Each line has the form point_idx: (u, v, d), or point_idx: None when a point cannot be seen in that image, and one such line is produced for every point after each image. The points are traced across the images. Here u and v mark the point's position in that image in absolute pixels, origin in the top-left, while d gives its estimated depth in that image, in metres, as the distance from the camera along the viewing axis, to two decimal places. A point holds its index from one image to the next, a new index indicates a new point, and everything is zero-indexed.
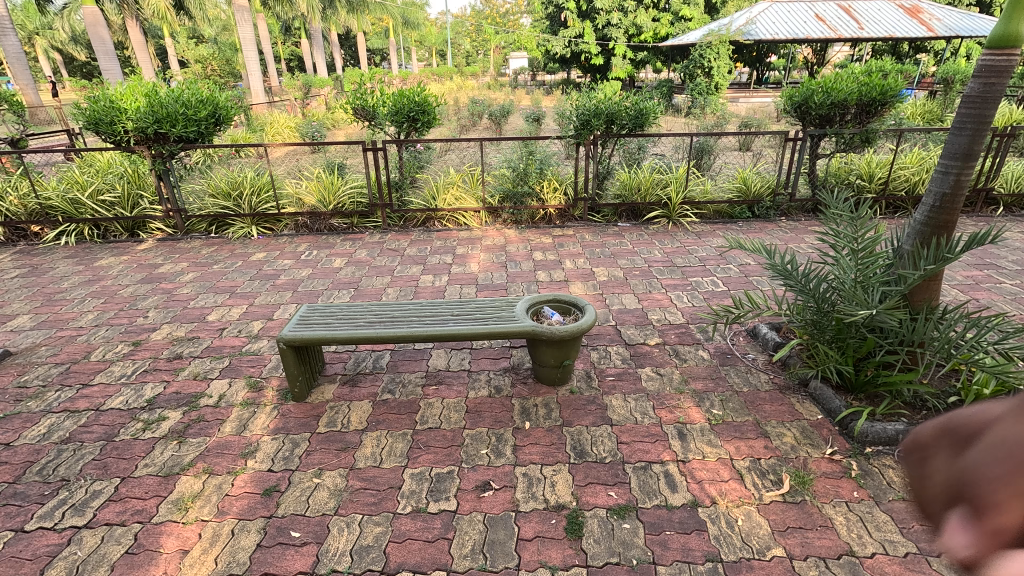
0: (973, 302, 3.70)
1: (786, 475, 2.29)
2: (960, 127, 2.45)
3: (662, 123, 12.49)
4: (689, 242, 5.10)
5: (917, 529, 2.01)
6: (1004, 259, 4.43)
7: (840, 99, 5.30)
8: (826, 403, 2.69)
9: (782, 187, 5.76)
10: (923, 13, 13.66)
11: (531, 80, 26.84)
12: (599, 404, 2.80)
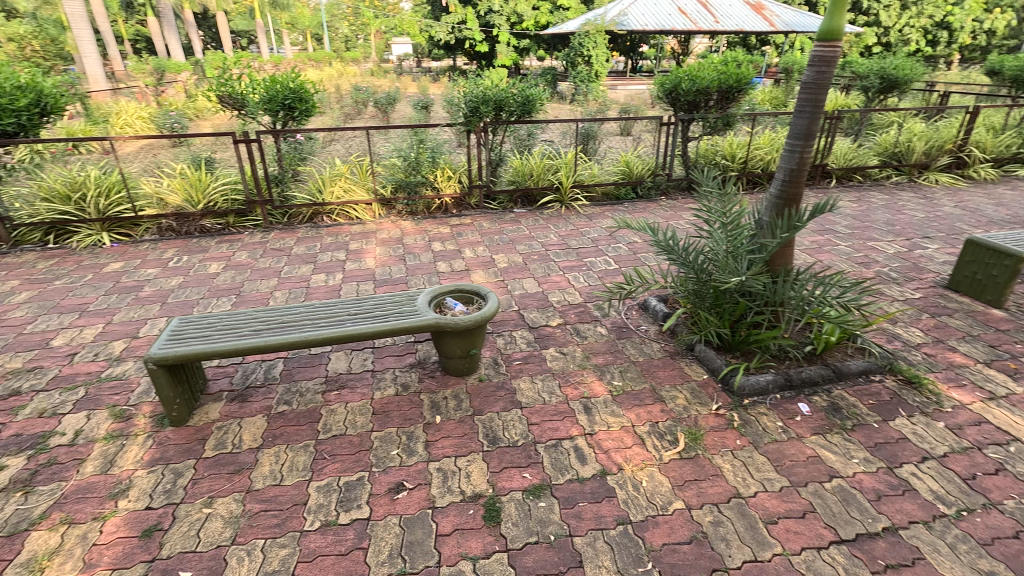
0: (818, 263, 4.29)
1: (681, 434, 2.49)
2: (801, 110, 2.77)
3: (549, 110, 12.83)
4: (581, 224, 5.33)
5: (789, 465, 2.30)
6: (839, 225, 5.17)
7: (704, 87, 5.81)
8: (709, 363, 2.96)
9: (660, 168, 6.20)
10: (766, 9, 15.14)
11: (417, 67, 26.23)
12: (508, 389, 2.83)
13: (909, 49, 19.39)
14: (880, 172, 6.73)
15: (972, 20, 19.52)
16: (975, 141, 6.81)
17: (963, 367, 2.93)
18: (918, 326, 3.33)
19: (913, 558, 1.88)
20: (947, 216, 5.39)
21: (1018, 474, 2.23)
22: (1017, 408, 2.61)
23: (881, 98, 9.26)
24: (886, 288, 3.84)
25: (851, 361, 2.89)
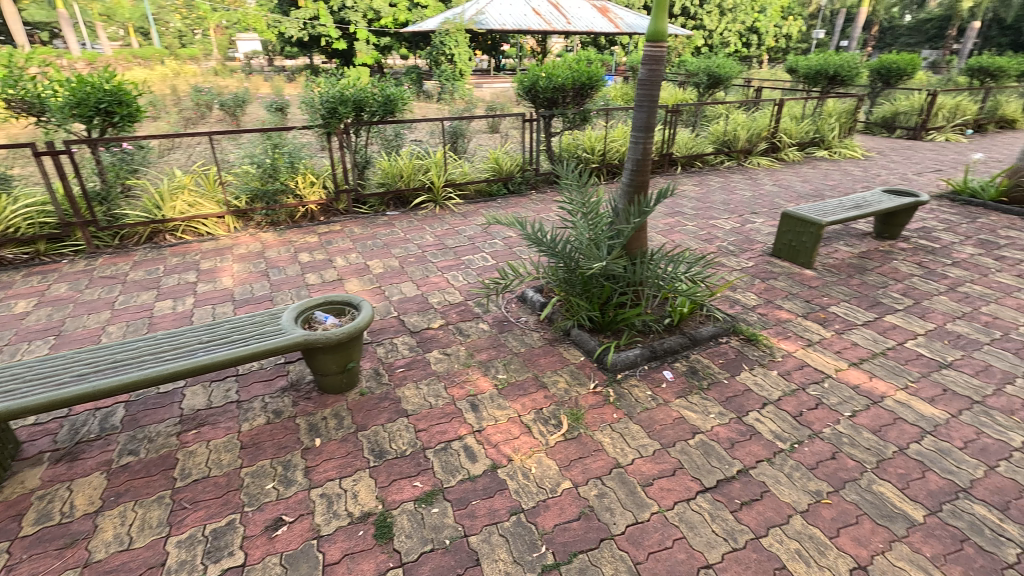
0: (671, 243, 4.75)
1: (564, 416, 2.60)
2: (640, 105, 3.03)
3: (417, 109, 12.65)
4: (456, 222, 5.33)
5: (659, 430, 2.52)
6: (686, 207, 5.78)
7: (560, 84, 6.16)
8: (585, 345, 3.13)
9: (528, 163, 6.42)
10: (611, 12, 16.50)
11: (268, 65, 24.29)
12: (392, 399, 2.74)
13: (729, 49, 22.27)
14: (714, 158, 7.64)
15: (774, 25, 22.98)
16: (783, 128, 8.03)
17: (787, 321, 3.44)
18: (752, 291, 3.84)
19: (762, 492, 2.17)
20: (768, 193, 6.29)
21: (832, 405, 2.68)
22: (828, 350, 3.14)
23: (710, 93, 10.51)
24: (726, 259, 4.38)
25: (702, 328, 3.25)
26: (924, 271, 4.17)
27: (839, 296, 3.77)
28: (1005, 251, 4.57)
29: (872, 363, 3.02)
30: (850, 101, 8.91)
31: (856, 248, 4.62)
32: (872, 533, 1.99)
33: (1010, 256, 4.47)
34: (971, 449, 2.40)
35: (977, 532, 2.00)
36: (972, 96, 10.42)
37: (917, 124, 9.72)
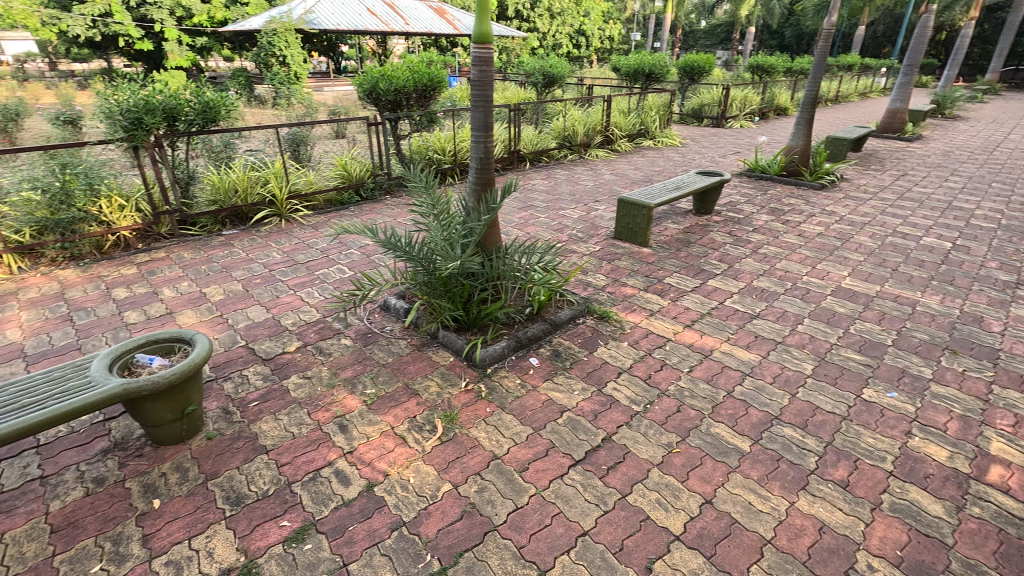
0: (527, 235, 4.97)
1: (438, 420, 2.58)
2: (476, 105, 3.11)
3: (249, 117, 11.54)
4: (306, 236, 4.99)
5: (530, 415, 2.62)
6: (537, 200, 6.09)
7: (400, 86, 6.09)
8: (452, 345, 3.14)
9: (378, 168, 6.23)
10: (447, 14, 16.73)
11: (50, 69, 20.33)
12: (246, 437, 2.48)
13: (563, 50, 23.91)
14: (559, 152, 8.15)
15: (597, 28, 25.17)
16: (614, 122, 8.85)
17: (633, 296, 3.81)
18: (601, 272, 4.18)
19: (624, 454, 2.38)
20: (607, 182, 6.88)
21: (674, 365, 3.03)
22: (667, 317, 3.54)
23: (549, 91, 11.18)
24: (576, 246, 4.70)
25: (561, 313, 3.46)
26: (734, 239, 4.91)
27: (672, 268, 4.27)
28: (788, 216, 5.57)
29: (702, 322, 3.48)
30: (665, 96, 10.12)
31: (681, 224, 5.27)
32: (713, 469, 2.30)
33: (792, 220, 5.46)
34: (778, 382, 2.89)
35: (788, 449, 2.41)
36: (754, 89, 12.51)
37: (718, 114, 11.39)
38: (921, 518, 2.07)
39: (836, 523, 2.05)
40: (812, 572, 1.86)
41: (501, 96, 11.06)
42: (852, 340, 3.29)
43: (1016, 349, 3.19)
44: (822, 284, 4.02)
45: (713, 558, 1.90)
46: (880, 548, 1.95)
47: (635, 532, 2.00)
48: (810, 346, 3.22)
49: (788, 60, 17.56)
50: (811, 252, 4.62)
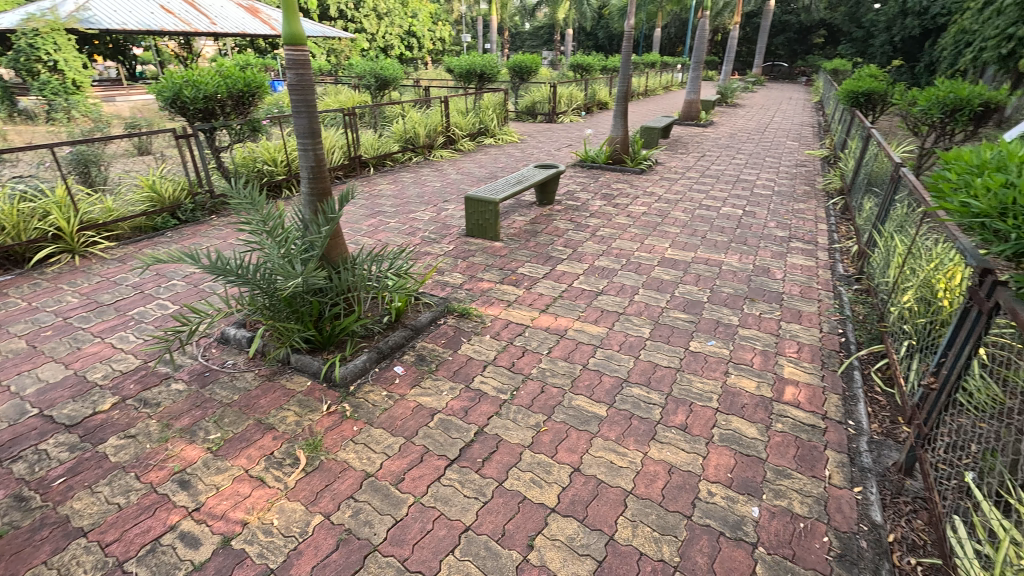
0: (378, 243, 4.82)
1: (300, 450, 2.40)
2: (298, 111, 2.92)
3: (13, 135, 9.41)
4: (112, 271, 4.24)
5: (401, 425, 2.56)
6: (386, 205, 5.94)
7: (211, 93, 5.46)
8: (308, 368, 2.93)
9: (197, 186, 5.53)
10: (261, 14, 15.43)
11: None
12: (52, 523, 2.04)
13: (395, 52, 23.55)
14: (402, 155, 8.03)
15: (427, 30, 25.26)
16: (454, 122, 8.98)
17: (490, 290, 3.92)
18: (457, 270, 4.23)
19: (497, 443, 2.45)
20: (454, 182, 6.96)
21: (534, 349, 3.19)
22: (523, 305, 3.71)
23: (385, 94, 10.93)
24: (430, 248, 4.68)
25: (421, 316, 3.42)
26: (575, 225, 5.32)
27: (523, 258, 4.49)
28: (618, 199, 6.19)
29: (555, 305, 3.71)
30: (499, 95, 10.54)
31: (527, 216, 5.55)
32: (578, 439, 2.48)
33: (621, 203, 6.08)
34: (624, 349, 3.21)
35: (637, 407, 2.70)
36: (578, 87, 13.63)
37: (549, 110, 12.19)
38: (742, 441, 2.47)
39: (681, 462, 2.34)
40: (666, 509, 2.11)
41: (333, 100, 10.52)
42: (678, 302, 3.78)
43: (793, 290, 3.96)
44: (651, 257, 4.56)
45: (585, 520, 2.06)
46: (716, 474, 2.28)
47: (514, 515, 2.08)
48: (647, 313, 3.62)
49: (603, 59, 19.44)
50: (639, 230, 5.20)
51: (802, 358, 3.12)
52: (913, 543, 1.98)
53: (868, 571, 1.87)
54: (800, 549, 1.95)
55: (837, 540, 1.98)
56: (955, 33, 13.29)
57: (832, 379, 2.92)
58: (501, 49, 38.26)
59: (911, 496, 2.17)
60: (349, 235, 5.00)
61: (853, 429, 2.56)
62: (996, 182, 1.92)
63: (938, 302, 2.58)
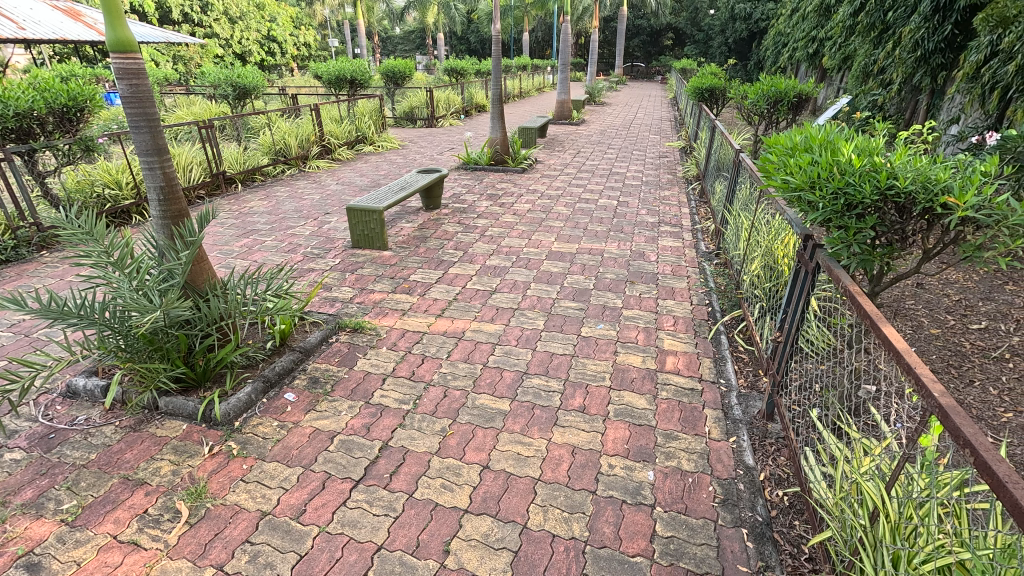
0: (254, 264, 4.46)
1: (180, 501, 2.15)
2: (136, 126, 2.61)
3: None
4: None
5: (297, 454, 2.40)
6: (259, 223, 5.52)
7: (25, 109, 4.68)
8: (182, 410, 2.63)
9: (19, 218, 4.71)
10: (84, 17, 13.44)
11: None
12: None
13: (254, 58, 21.91)
14: (274, 168, 7.51)
15: (289, 34, 23.77)
16: (328, 131, 8.58)
17: (382, 300, 3.81)
18: (346, 284, 4.06)
19: (403, 455, 2.40)
20: (334, 193, 6.66)
21: (434, 355, 3.17)
22: (419, 312, 3.66)
23: (247, 103, 10.12)
24: (314, 264, 4.44)
25: (309, 337, 3.24)
26: (463, 227, 5.35)
27: (414, 265, 4.42)
28: (503, 199, 6.33)
29: (450, 309, 3.71)
30: (374, 101, 10.26)
31: (415, 222, 5.48)
32: (484, 437, 2.51)
33: (507, 202, 6.23)
34: (522, 343, 3.30)
35: (538, 397, 2.79)
36: (454, 90, 13.71)
37: (428, 115, 12.10)
38: (634, 414, 2.66)
39: (582, 442, 2.47)
40: (574, 489, 2.22)
41: (185, 112, 9.52)
42: (568, 291, 3.97)
43: (666, 270, 4.34)
44: (539, 252, 4.73)
45: (498, 514, 2.09)
46: (614, 448, 2.44)
47: (427, 524, 2.05)
48: (540, 305, 3.76)
49: (476, 63, 19.76)
50: (526, 226, 5.37)
51: (679, 330, 3.44)
52: (779, 477, 2.27)
53: (746, 509, 2.11)
54: (691, 502, 2.15)
55: (720, 488, 2.21)
56: (773, 35, 15.41)
57: (704, 346, 3.26)
58: (373, 54, 37.26)
59: (774, 437, 2.50)
60: (219, 258, 4.57)
61: (725, 386, 2.88)
62: (805, 161, 2.28)
63: (778, 267, 2.99)
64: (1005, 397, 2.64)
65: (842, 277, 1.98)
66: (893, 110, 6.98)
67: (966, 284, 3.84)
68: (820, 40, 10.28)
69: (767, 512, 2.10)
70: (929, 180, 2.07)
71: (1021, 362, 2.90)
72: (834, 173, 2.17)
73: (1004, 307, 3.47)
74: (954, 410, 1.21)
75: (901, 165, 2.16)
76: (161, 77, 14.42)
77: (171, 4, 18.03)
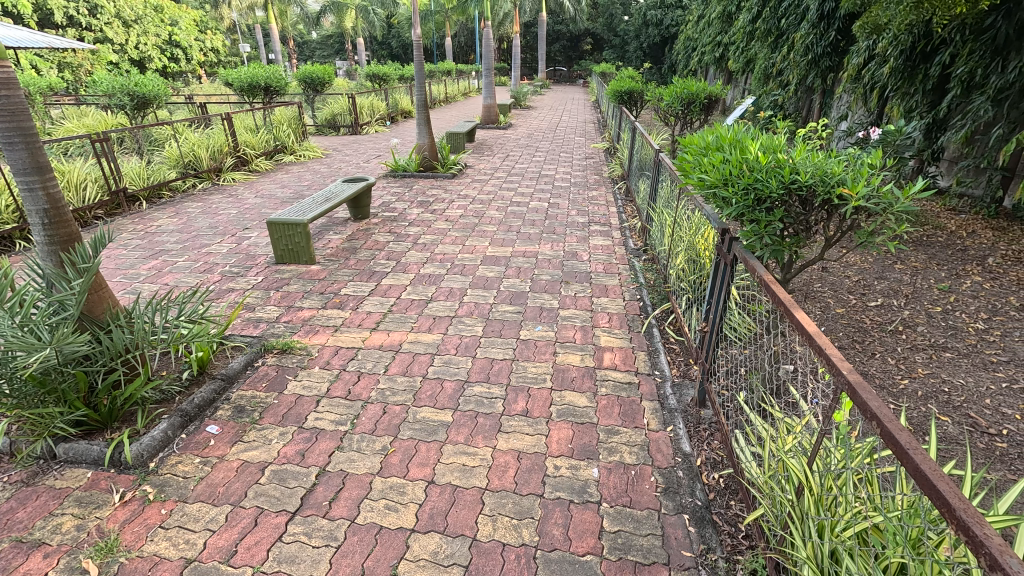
0: (164, 288, 4.11)
1: (87, 560, 1.92)
2: (9, 142, 2.31)
3: None
4: None
5: (225, 491, 2.22)
6: (169, 242, 5.10)
7: None
8: (85, 456, 2.36)
9: None
10: None
11: None
12: None
13: (155, 65, 20.35)
14: (183, 183, 6.97)
15: (193, 39, 22.27)
16: (243, 140, 8.08)
17: (312, 318, 3.63)
18: (271, 303, 3.83)
19: (343, 479, 2.29)
20: (253, 206, 6.28)
21: (370, 371, 3.05)
22: (352, 327, 3.52)
23: (147, 113, 9.34)
24: (234, 283, 4.15)
25: (231, 363, 3.02)
26: (394, 236, 5.23)
27: (345, 278, 4.25)
28: (435, 205, 6.25)
29: (385, 321, 3.60)
30: (292, 108, 9.79)
31: (344, 233, 5.28)
32: (428, 451, 2.44)
33: (438, 208, 6.15)
34: (461, 350, 3.26)
35: (480, 404, 2.77)
36: (378, 96, 13.40)
37: (351, 122, 11.76)
38: (576, 412, 2.70)
39: (527, 446, 2.47)
40: (521, 494, 2.21)
41: (76, 125, 8.65)
42: (504, 295, 3.98)
43: (598, 268, 4.46)
44: (473, 257, 4.71)
45: (447, 530, 2.04)
46: (559, 449, 2.46)
47: (372, 549, 1.96)
48: (477, 311, 3.74)
49: (398, 68, 19.44)
50: (458, 233, 5.32)
51: (613, 327, 3.53)
52: (714, 460, 2.38)
53: (686, 495, 2.20)
54: (635, 494, 2.20)
55: (661, 477, 2.29)
56: (682, 40, 16.33)
57: (637, 340, 3.37)
58: (289, 58, 35.74)
59: (707, 422, 2.62)
60: (123, 284, 4.17)
61: (660, 377, 2.99)
62: (717, 159, 2.40)
63: (700, 260, 3.15)
64: (900, 365, 2.93)
65: (757, 267, 2.10)
66: (791, 108, 7.58)
67: (862, 266, 4.23)
68: (724, 44, 11.02)
69: (706, 495, 2.19)
70: (826, 174, 2.24)
71: (912, 333, 3.24)
72: (744, 170, 2.31)
73: (894, 285, 3.86)
74: (861, 385, 1.31)
75: (801, 160, 2.33)
76: (44, 85, 13.02)
77: (51, 5, 16.31)
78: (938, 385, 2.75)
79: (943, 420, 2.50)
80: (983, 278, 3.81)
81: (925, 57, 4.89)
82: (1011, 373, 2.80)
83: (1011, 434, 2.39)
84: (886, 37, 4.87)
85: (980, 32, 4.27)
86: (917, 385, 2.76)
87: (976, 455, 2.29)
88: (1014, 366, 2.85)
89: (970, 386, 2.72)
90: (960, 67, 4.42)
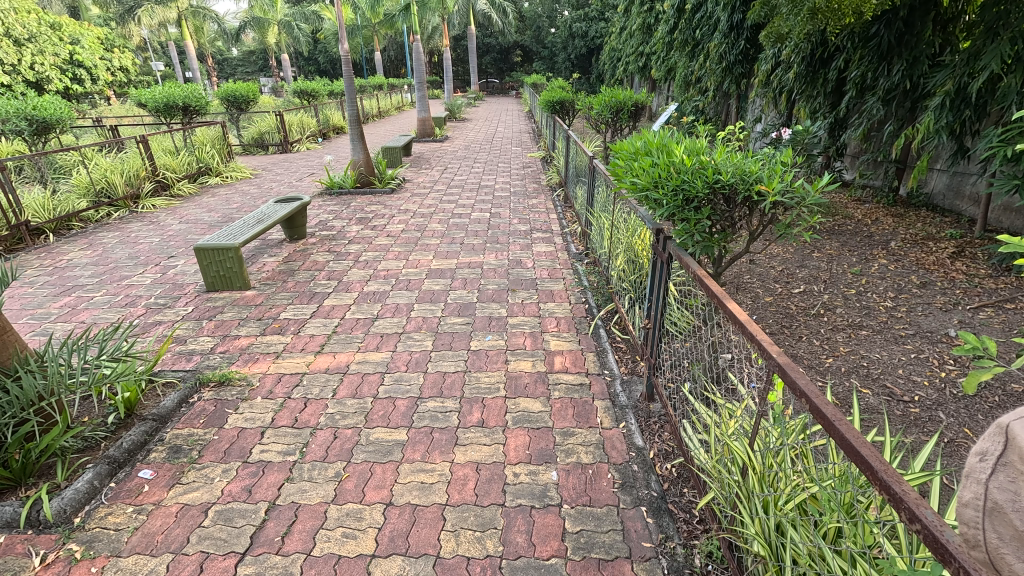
0: (81, 327, 3.79)
1: None
2: None
3: None
4: None
5: (164, 539, 2.07)
6: (82, 276, 4.71)
7: None
8: None
9: None
10: None
11: None
12: None
13: (54, 86, 18.81)
14: (96, 213, 6.47)
15: (100, 58, 20.81)
16: (161, 163, 7.60)
17: (250, 345, 3.46)
18: (204, 333, 3.61)
19: (296, 511, 2.18)
20: (178, 233, 5.92)
21: (318, 396, 2.94)
22: (295, 352, 3.38)
23: (49, 139, 8.60)
24: (161, 316, 3.90)
25: (162, 402, 2.81)
26: (334, 255, 5.09)
27: (284, 302, 4.09)
28: (374, 222, 6.13)
29: (330, 343, 3.48)
30: (215, 128, 9.34)
31: (279, 255, 5.08)
32: (384, 473, 2.38)
33: (378, 224, 6.05)
34: (412, 366, 3.21)
35: (435, 420, 2.73)
36: (307, 113, 13.02)
37: (281, 140, 11.38)
38: (531, 418, 2.73)
39: (485, 457, 2.46)
40: (483, 505, 2.20)
41: None
42: (452, 307, 3.96)
43: (543, 274, 4.54)
44: (418, 271, 4.67)
45: (409, 551, 1.99)
46: (517, 456, 2.47)
47: None
48: (426, 325, 3.70)
49: (327, 83, 19.03)
50: (401, 247, 5.26)
51: (562, 330, 3.60)
52: (665, 451, 2.47)
53: (642, 488, 2.27)
54: (594, 492, 2.25)
55: (617, 473, 2.35)
56: (606, 50, 17.00)
57: (586, 341, 3.46)
58: (208, 75, 33.98)
59: (656, 416, 2.72)
60: (31, 325, 3.81)
61: (609, 376, 3.08)
62: (647, 163, 2.52)
63: (638, 260, 3.29)
64: (825, 346, 3.17)
65: (690, 263, 2.19)
66: (712, 113, 8.06)
67: (785, 256, 4.54)
68: (646, 54, 11.63)
69: (661, 486, 2.27)
70: (745, 173, 2.41)
71: (832, 315, 3.51)
72: (672, 172, 2.43)
73: (814, 271, 4.17)
74: (790, 366, 1.41)
75: (722, 161, 2.48)
76: None
77: None
78: (858, 361, 2.99)
79: (864, 393, 2.72)
80: (888, 260, 4.20)
81: (823, 63, 5.38)
82: (918, 344, 3.10)
83: (922, 400, 2.64)
84: (789, 45, 5.25)
85: (868, 39, 4.69)
86: (840, 362, 3.00)
87: (894, 422, 2.52)
88: (919, 337, 3.15)
89: (885, 358, 2.99)
90: (854, 71, 4.85)
